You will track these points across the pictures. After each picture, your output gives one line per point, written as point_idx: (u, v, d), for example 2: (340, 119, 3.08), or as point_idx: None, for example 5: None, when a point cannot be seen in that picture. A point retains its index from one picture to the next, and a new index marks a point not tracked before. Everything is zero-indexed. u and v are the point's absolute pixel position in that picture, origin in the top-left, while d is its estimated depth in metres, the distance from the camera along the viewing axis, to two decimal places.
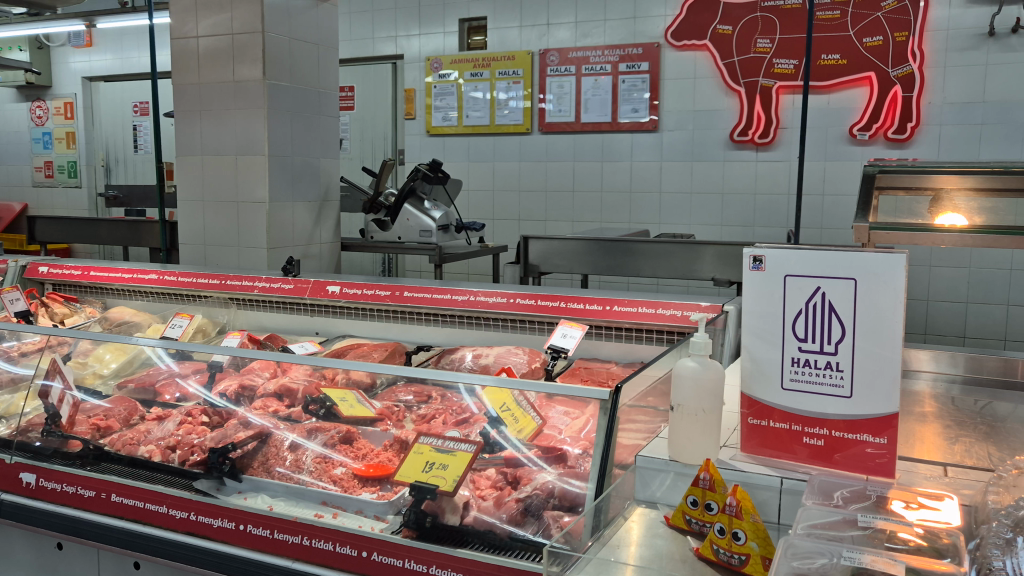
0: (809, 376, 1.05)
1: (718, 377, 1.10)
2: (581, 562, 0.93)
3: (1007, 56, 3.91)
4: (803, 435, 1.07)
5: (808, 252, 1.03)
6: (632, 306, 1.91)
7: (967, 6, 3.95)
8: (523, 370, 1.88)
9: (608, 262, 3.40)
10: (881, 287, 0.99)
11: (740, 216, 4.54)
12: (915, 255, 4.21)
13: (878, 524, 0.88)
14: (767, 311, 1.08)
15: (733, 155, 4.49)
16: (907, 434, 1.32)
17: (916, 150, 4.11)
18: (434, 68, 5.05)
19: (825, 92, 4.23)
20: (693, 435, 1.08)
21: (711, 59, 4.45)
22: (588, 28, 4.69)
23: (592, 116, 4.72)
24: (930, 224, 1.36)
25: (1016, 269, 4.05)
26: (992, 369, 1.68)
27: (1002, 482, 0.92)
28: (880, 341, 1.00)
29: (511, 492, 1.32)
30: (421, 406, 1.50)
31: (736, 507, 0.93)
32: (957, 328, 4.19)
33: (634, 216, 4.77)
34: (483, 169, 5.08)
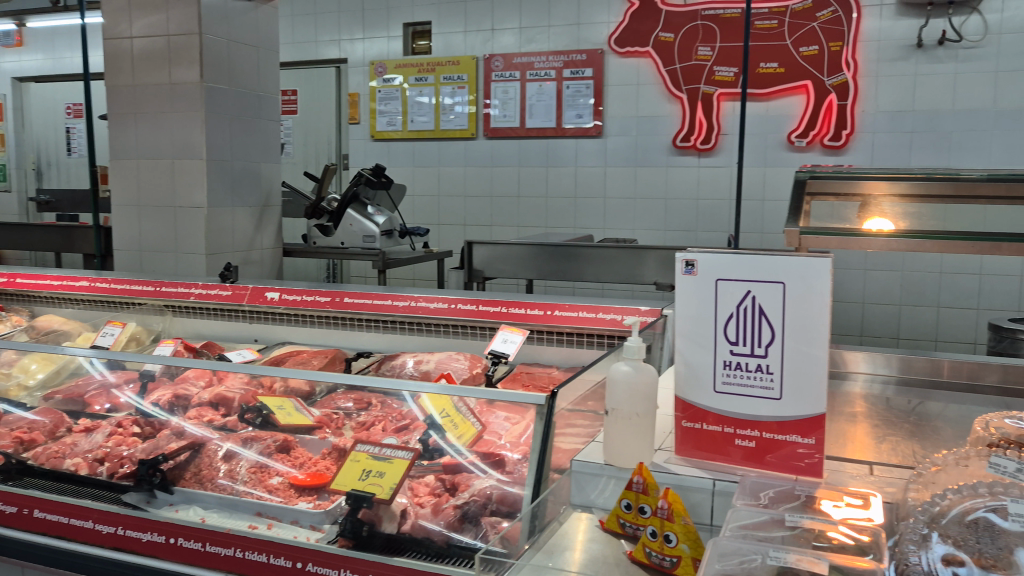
0: (740, 378, 1.07)
1: (651, 381, 1.10)
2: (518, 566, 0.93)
3: (935, 67, 4.04)
4: (735, 437, 1.08)
5: (737, 257, 1.05)
6: (573, 311, 1.92)
7: (897, 18, 4.07)
8: (463, 375, 1.87)
9: (552, 268, 3.41)
10: (808, 291, 1.01)
11: (682, 221, 4.60)
12: (850, 259, 4.33)
13: (805, 524, 0.90)
14: (699, 315, 1.09)
15: (676, 160, 4.55)
16: (838, 435, 1.34)
17: (850, 157, 4.22)
18: (378, 72, 5.02)
19: (763, 100, 4.31)
20: (628, 440, 1.09)
21: (654, 66, 4.51)
22: (532, 34, 4.71)
23: (536, 121, 4.75)
24: (858, 229, 1.39)
25: (945, 272, 4.18)
26: (920, 370, 1.73)
27: (923, 480, 0.94)
28: (808, 344, 1.02)
29: (448, 498, 1.32)
30: (360, 413, 1.51)
31: (668, 509, 0.94)
32: (890, 330, 4.31)
33: (579, 221, 4.81)
34: (428, 174, 5.07)
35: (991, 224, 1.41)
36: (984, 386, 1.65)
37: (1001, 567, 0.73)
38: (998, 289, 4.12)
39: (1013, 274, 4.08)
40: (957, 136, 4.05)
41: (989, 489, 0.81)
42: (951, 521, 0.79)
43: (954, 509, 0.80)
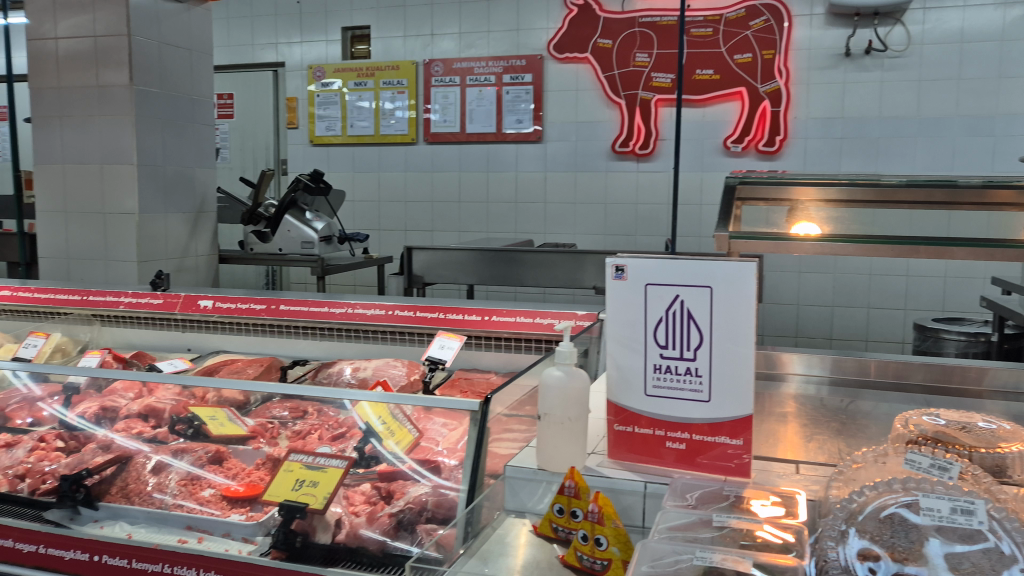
0: (669, 382, 1.08)
1: (583, 386, 1.11)
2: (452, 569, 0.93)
3: (862, 75, 4.17)
4: (666, 439, 1.10)
5: (665, 261, 1.06)
6: (510, 316, 1.93)
7: (826, 27, 4.19)
8: (401, 382, 1.86)
9: (493, 272, 3.42)
10: (734, 294, 1.03)
11: (622, 225, 4.65)
12: (784, 262, 4.43)
13: (732, 524, 0.92)
14: (630, 320, 1.10)
15: (615, 165, 4.60)
16: (770, 435, 1.37)
17: (784, 162, 4.32)
18: (316, 76, 4.97)
19: (699, 106, 4.39)
20: (560, 444, 1.10)
21: (592, 72, 4.55)
22: (472, 39, 4.72)
23: (476, 126, 4.75)
24: (787, 233, 1.41)
25: (875, 274, 4.31)
26: (848, 369, 1.78)
27: (844, 476, 0.97)
28: (735, 346, 1.04)
29: (384, 507, 1.31)
30: (296, 422, 1.47)
31: (599, 513, 0.95)
32: (824, 331, 4.42)
33: (520, 226, 4.83)
34: (368, 179, 5.03)
35: (918, 225, 1.41)
36: (908, 384, 1.71)
37: (913, 560, 0.76)
38: (924, 290, 4.26)
39: (938, 275, 4.22)
40: (884, 143, 4.19)
41: (903, 484, 0.83)
42: (867, 517, 0.81)
43: (870, 505, 0.82)
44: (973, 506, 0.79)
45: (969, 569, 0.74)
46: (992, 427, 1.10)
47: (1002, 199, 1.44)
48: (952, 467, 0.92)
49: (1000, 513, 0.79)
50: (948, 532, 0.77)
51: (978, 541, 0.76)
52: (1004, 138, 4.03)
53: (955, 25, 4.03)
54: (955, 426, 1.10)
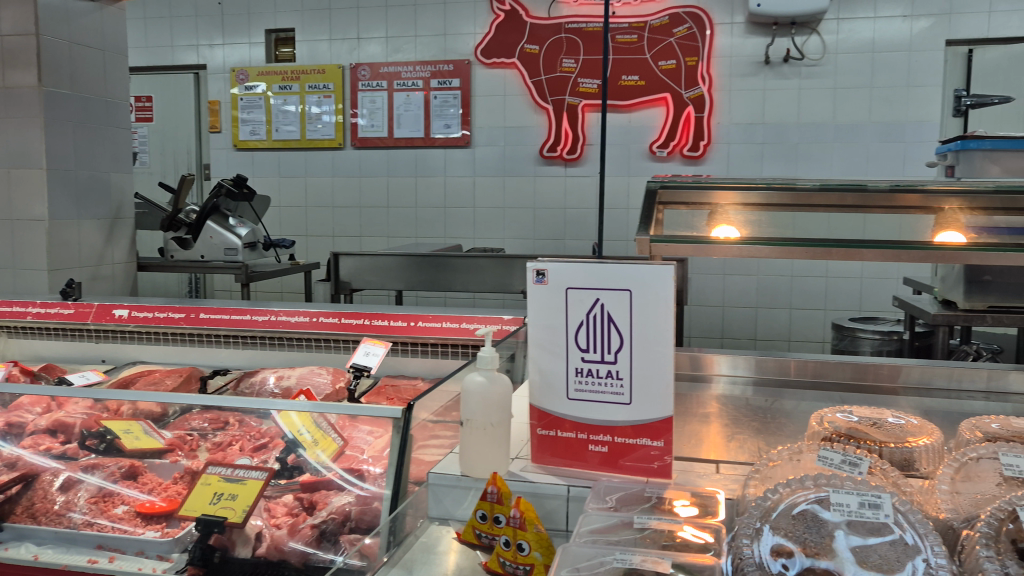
0: (591, 385, 1.09)
1: (504, 391, 1.10)
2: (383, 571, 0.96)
3: (781, 83, 4.29)
4: (589, 443, 1.10)
5: (584, 266, 1.06)
6: (436, 322, 1.93)
7: (746, 36, 4.30)
8: (325, 391, 1.83)
9: (423, 278, 3.39)
10: (652, 297, 1.03)
11: (551, 229, 4.68)
12: (709, 265, 4.52)
13: (652, 524, 0.93)
14: (552, 324, 1.10)
15: (543, 170, 4.62)
16: (692, 435, 1.40)
17: (708, 166, 4.41)
18: (239, 79, 4.88)
19: (626, 111, 4.45)
20: (483, 450, 1.09)
21: (519, 77, 4.56)
22: (399, 44, 4.69)
23: (404, 131, 4.72)
24: (706, 235, 1.44)
25: (796, 276, 4.43)
26: (770, 369, 1.82)
27: (761, 474, 0.99)
28: (654, 348, 1.05)
29: (306, 518, 1.28)
30: (216, 434, 1.43)
31: (520, 518, 0.94)
32: (748, 332, 4.52)
33: (449, 231, 4.81)
34: (295, 184, 4.95)
35: (835, 226, 1.46)
36: (825, 381, 1.77)
37: (824, 554, 0.78)
38: (842, 291, 4.40)
39: (855, 276, 4.37)
40: (803, 148, 4.31)
41: (815, 481, 0.85)
42: (780, 514, 0.83)
43: (783, 502, 0.84)
44: (879, 499, 0.82)
45: (876, 561, 0.76)
46: (901, 422, 1.14)
47: (910, 203, 1.49)
48: (861, 462, 0.95)
49: (904, 505, 0.82)
50: (857, 526, 0.79)
51: (885, 533, 0.79)
52: (914, 144, 4.20)
53: (867, 35, 4.18)
54: (867, 422, 1.14)
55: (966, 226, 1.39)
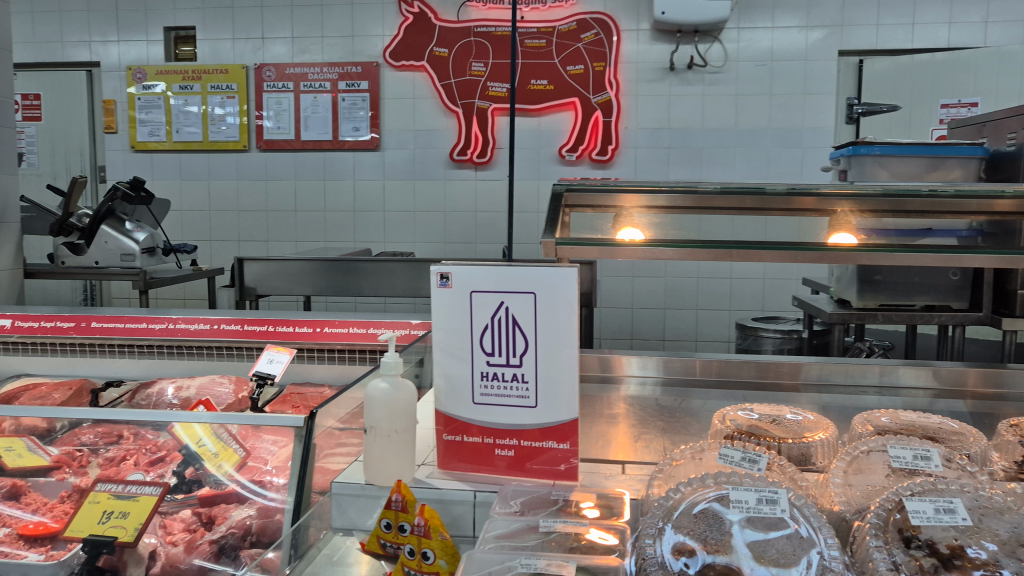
0: (497, 389, 1.08)
1: (407, 397, 1.09)
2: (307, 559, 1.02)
3: (686, 89, 4.39)
4: (495, 447, 1.10)
5: (489, 269, 1.06)
6: (342, 328, 1.91)
7: (652, 42, 4.38)
8: (227, 400, 1.77)
9: (331, 283, 3.33)
10: (556, 300, 1.03)
11: (461, 232, 4.67)
12: (618, 266, 4.60)
13: (558, 528, 0.93)
14: (457, 328, 1.09)
15: (453, 174, 4.61)
16: (599, 436, 1.41)
17: (616, 170, 4.48)
18: (136, 78, 4.69)
19: (535, 116, 4.48)
20: (387, 457, 1.06)
21: (429, 80, 4.53)
22: (305, 44, 4.60)
23: (311, 134, 4.63)
24: (612, 238, 1.43)
25: (701, 277, 4.55)
26: (676, 369, 1.86)
27: (663, 474, 0.99)
28: (559, 350, 1.05)
29: (204, 533, 1.24)
30: (108, 448, 1.36)
31: (425, 526, 0.93)
32: (657, 333, 4.61)
33: (358, 235, 4.75)
34: (197, 187, 4.79)
35: (739, 229, 1.49)
36: (728, 380, 1.82)
37: (724, 551, 0.78)
38: (745, 291, 4.54)
39: (757, 277, 4.51)
40: (707, 152, 4.43)
41: (716, 479, 0.87)
42: (682, 513, 0.84)
43: (684, 502, 0.85)
44: (776, 494, 0.84)
45: (774, 555, 0.78)
46: (798, 418, 1.18)
47: (805, 205, 1.54)
48: (760, 458, 0.97)
49: (799, 499, 0.84)
50: (756, 521, 0.81)
51: (782, 527, 0.81)
52: (811, 149, 4.36)
53: (765, 44, 4.33)
54: (766, 419, 1.17)
55: (857, 227, 1.44)
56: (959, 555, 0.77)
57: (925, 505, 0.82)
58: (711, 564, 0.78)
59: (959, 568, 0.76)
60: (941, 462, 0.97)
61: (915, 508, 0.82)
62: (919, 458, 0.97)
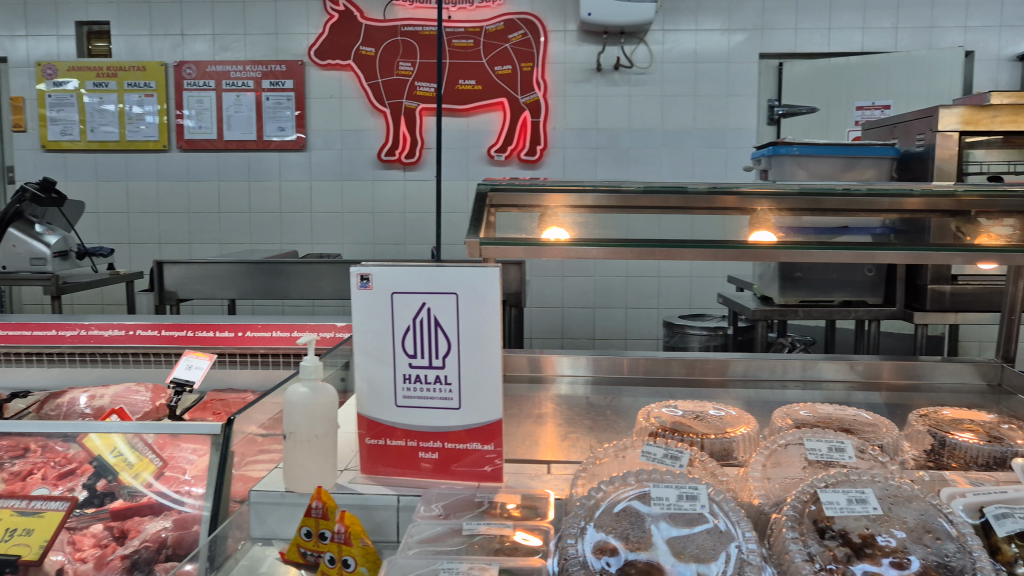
0: (419, 392, 1.07)
1: (329, 401, 1.06)
2: (230, 563, 1.00)
3: (613, 90, 4.44)
4: (418, 450, 1.08)
5: (410, 269, 1.04)
6: (266, 331, 1.87)
7: (579, 43, 4.42)
8: (145, 409, 1.71)
9: (257, 286, 3.25)
10: (479, 300, 1.03)
11: (390, 234, 4.62)
12: (548, 266, 4.61)
13: (482, 530, 0.92)
14: (379, 330, 1.07)
15: (381, 174, 4.56)
16: (526, 436, 1.40)
17: (545, 170, 4.51)
18: (46, 74, 4.51)
19: (463, 116, 4.47)
20: (306, 463, 1.04)
21: (355, 80, 4.48)
22: (226, 41, 4.49)
23: (235, 134, 4.52)
24: (538, 239, 1.43)
25: (630, 277, 4.60)
26: (604, 368, 1.86)
27: (587, 472, 0.99)
28: (482, 351, 1.04)
29: (116, 549, 1.21)
30: (14, 462, 1.30)
31: (345, 533, 0.91)
32: (587, 332, 4.65)
33: (285, 237, 4.66)
34: (114, 188, 4.62)
35: (667, 228, 1.49)
36: (656, 378, 1.84)
37: (644, 548, 0.79)
38: (672, 289, 4.61)
39: (684, 276, 4.59)
40: (634, 153, 4.49)
41: (636, 477, 0.87)
42: (603, 513, 0.84)
43: (605, 501, 0.85)
44: (696, 490, 0.85)
45: (694, 550, 0.79)
46: (721, 414, 1.20)
47: (727, 204, 1.57)
48: (682, 454, 0.97)
49: (719, 495, 0.85)
50: (676, 517, 0.82)
51: (700, 523, 0.82)
52: (734, 149, 4.47)
53: (689, 47, 4.40)
54: (690, 416, 1.18)
55: (775, 226, 1.47)
56: (869, 544, 0.80)
57: (838, 496, 0.84)
58: (632, 562, 0.78)
59: (870, 557, 0.79)
60: (854, 454, 1.00)
61: (828, 499, 0.84)
62: (834, 450, 1.00)
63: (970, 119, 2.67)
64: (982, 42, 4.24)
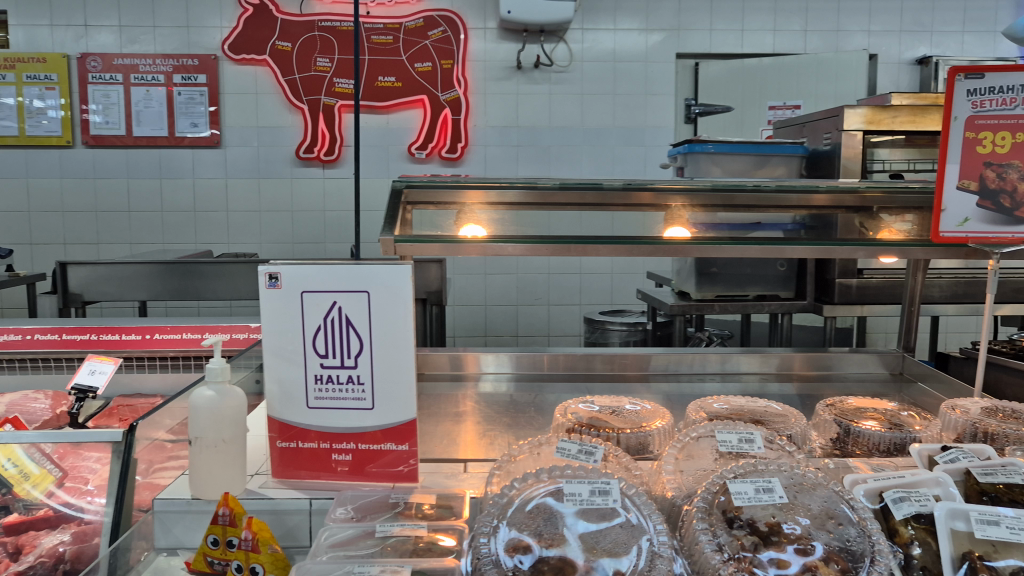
0: (332, 392, 1.04)
1: (236, 404, 1.02)
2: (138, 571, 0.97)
3: (533, 88, 4.46)
4: (332, 452, 1.06)
5: (320, 267, 1.01)
6: (175, 333, 1.82)
7: (499, 41, 4.42)
8: (44, 416, 1.63)
9: (169, 287, 3.14)
10: (391, 297, 1.01)
11: (309, 233, 4.54)
12: (471, 264, 4.60)
13: (396, 531, 0.91)
14: (288, 331, 1.04)
15: (299, 172, 4.47)
16: (445, 435, 1.39)
17: (466, 168, 4.49)
18: None
19: (383, 113, 4.43)
20: (213, 469, 1.00)
21: (271, 75, 4.38)
22: (134, 34, 4.33)
23: (144, 130, 4.36)
24: (455, 235, 1.41)
25: (552, 274, 4.63)
26: (525, 364, 1.86)
27: (503, 470, 0.99)
28: (394, 351, 1.03)
29: (9, 565, 1.13)
30: None
31: (254, 541, 0.90)
32: (510, 329, 4.66)
33: (199, 236, 4.53)
34: (14, 186, 4.40)
35: (587, 225, 1.49)
36: (577, 373, 1.84)
37: (556, 544, 0.80)
38: (593, 286, 4.67)
39: (605, 273, 4.65)
40: (554, 151, 4.53)
41: (551, 473, 0.87)
42: (516, 510, 0.84)
43: (518, 498, 0.85)
44: (608, 485, 0.86)
45: (607, 544, 0.80)
46: (636, 409, 1.21)
47: (643, 201, 1.59)
48: (596, 450, 0.97)
49: (631, 489, 0.86)
50: (589, 512, 0.83)
51: (613, 517, 0.82)
52: (652, 148, 4.54)
53: (608, 46, 4.45)
54: (607, 411, 1.19)
55: (690, 221, 1.49)
56: (776, 532, 0.81)
57: (746, 486, 0.86)
58: (545, 559, 0.79)
59: (775, 544, 0.80)
60: (763, 444, 1.02)
61: (737, 490, 0.86)
62: (743, 441, 1.01)
63: (873, 119, 2.77)
64: (884, 46, 4.41)
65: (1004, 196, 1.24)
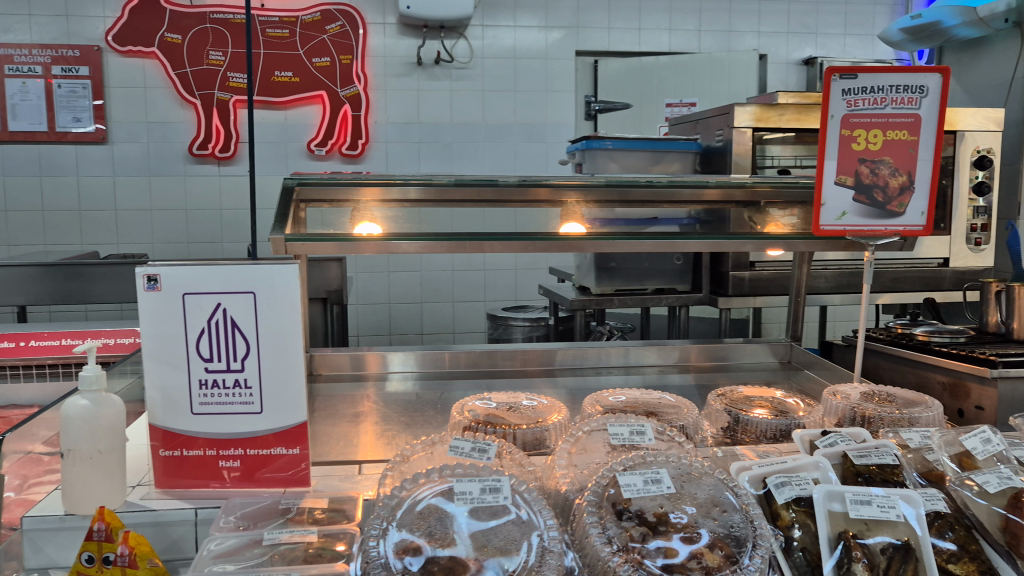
0: (217, 397, 1.01)
1: (113, 412, 0.97)
2: None
3: (433, 84, 4.43)
4: (219, 459, 1.02)
5: (200, 267, 0.98)
6: (53, 340, 1.74)
7: (398, 36, 4.37)
8: None
9: (53, 290, 2.97)
10: (277, 297, 0.99)
11: (205, 232, 4.39)
12: (374, 262, 4.53)
13: (285, 539, 0.88)
14: (167, 335, 0.99)
15: (193, 169, 4.31)
16: (342, 437, 1.36)
17: (367, 164, 4.42)
18: None
19: (280, 108, 4.32)
20: (87, 482, 0.95)
21: (160, 68, 4.21)
22: (8, 22, 4.08)
23: (21, 124, 4.13)
24: (349, 233, 1.36)
25: (457, 270, 4.62)
26: (427, 363, 1.85)
27: (395, 470, 0.97)
28: (282, 351, 1.00)
29: None
30: None
31: (131, 555, 0.86)
32: (415, 327, 4.62)
33: (85, 236, 4.30)
34: None
35: (483, 222, 1.48)
36: (478, 370, 1.84)
37: (447, 544, 0.79)
38: (498, 283, 4.68)
39: (508, 269, 4.68)
40: (456, 147, 4.51)
41: (441, 472, 0.87)
42: (406, 512, 0.83)
43: (408, 499, 0.84)
44: (498, 483, 0.85)
45: (498, 541, 0.80)
46: (533, 404, 1.21)
47: (539, 197, 1.59)
48: (489, 447, 0.97)
49: (522, 486, 0.86)
50: (480, 510, 0.82)
51: (503, 514, 0.83)
52: (554, 144, 4.59)
53: (508, 43, 4.46)
54: (503, 408, 1.19)
55: (585, 217, 1.50)
56: (663, 522, 0.83)
57: (635, 478, 0.87)
58: (435, 559, 0.78)
59: (663, 534, 0.82)
60: (653, 436, 1.04)
61: (626, 481, 0.87)
62: (635, 434, 1.03)
63: (761, 117, 2.87)
64: (772, 47, 4.58)
65: (877, 190, 1.30)
